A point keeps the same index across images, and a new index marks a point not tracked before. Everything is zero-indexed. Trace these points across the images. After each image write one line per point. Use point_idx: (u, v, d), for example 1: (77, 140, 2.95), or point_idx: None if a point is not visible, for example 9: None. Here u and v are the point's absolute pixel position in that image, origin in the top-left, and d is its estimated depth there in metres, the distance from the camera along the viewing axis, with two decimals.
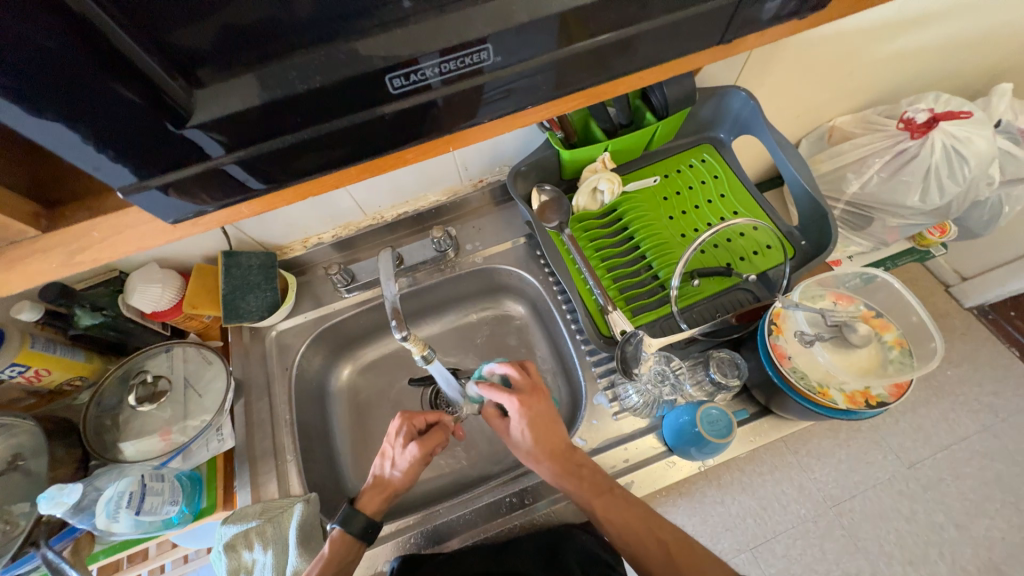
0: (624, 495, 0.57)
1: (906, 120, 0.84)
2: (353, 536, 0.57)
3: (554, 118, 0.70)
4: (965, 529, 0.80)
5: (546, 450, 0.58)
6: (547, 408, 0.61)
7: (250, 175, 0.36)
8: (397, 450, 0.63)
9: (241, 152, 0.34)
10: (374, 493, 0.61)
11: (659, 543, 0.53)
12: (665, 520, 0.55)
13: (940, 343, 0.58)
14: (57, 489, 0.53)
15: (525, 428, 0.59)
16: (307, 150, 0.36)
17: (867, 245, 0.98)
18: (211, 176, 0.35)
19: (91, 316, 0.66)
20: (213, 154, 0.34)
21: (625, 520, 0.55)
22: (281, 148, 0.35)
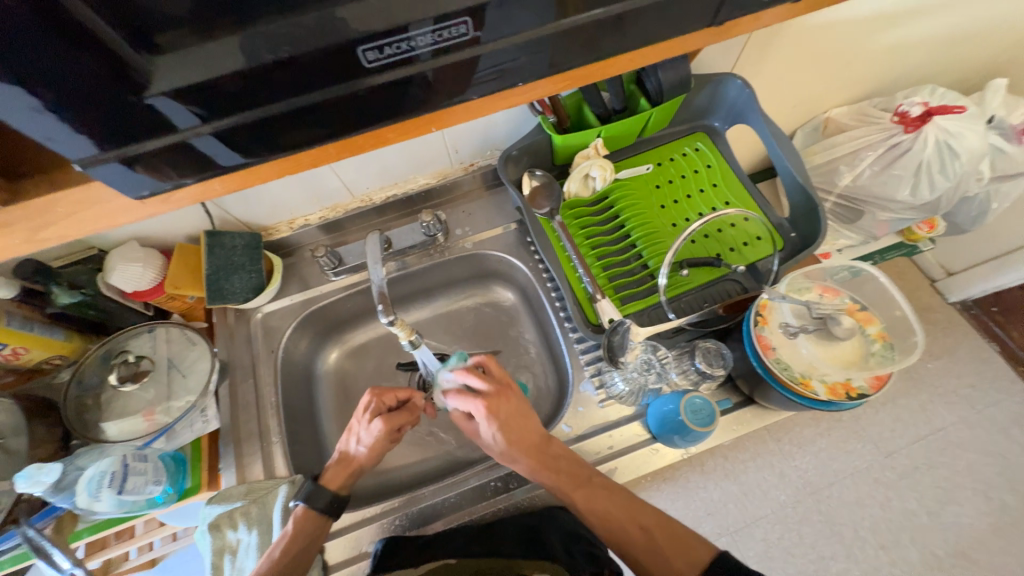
0: (603, 483, 0.58)
1: (900, 113, 0.84)
2: (316, 512, 0.58)
3: (547, 101, 0.68)
4: (936, 515, 0.82)
5: (519, 448, 0.59)
6: (516, 404, 0.61)
7: (223, 148, 0.35)
8: (364, 427, 0.63)
9: (214, 125, 0.33)
10: (338, 469, 0.62)
11: (639, 529, 0.55)
12: (645, 504, 0.56)
13: (921, 337, 0.58)
14: (34, 468, 0.53)
15: (496, 430, 0.59)
16: (286, 125, 0.35)
17: (856, 238, 0.98)
18: (185, 148, 0.34)
19: (69, 294, 0.65)
20: (183, 126, 0.33)
21: (604, 506, 0.56)
22: (259, 120, 0.34)
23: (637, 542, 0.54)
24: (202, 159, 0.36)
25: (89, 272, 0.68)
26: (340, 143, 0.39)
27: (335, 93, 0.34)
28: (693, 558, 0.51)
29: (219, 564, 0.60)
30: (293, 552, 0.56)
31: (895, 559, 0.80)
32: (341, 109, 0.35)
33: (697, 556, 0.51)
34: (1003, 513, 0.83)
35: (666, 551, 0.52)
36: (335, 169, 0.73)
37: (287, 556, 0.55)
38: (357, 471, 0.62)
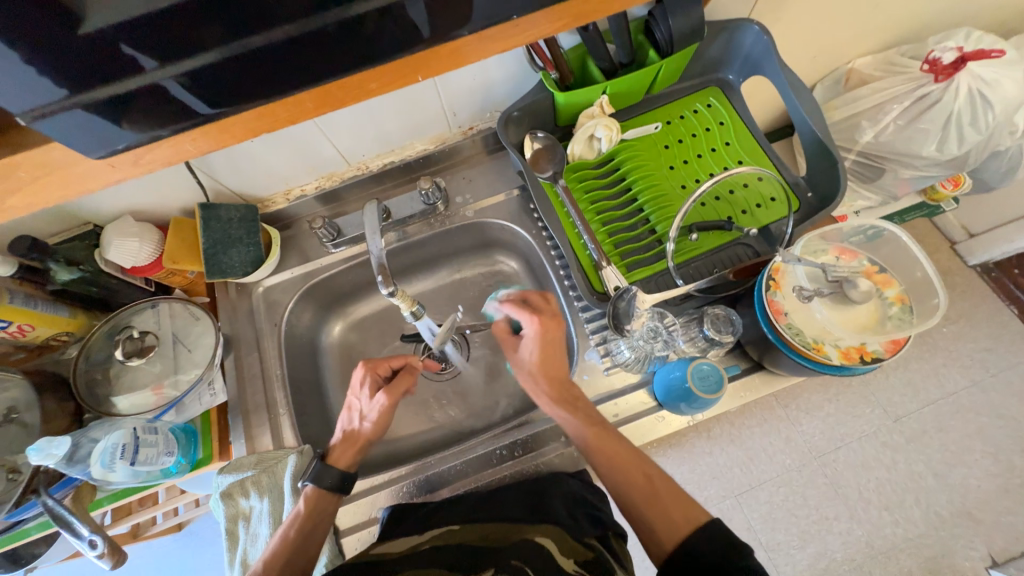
0: (616, 433, 0.58)
1: (931, 61, 0.77)
2: (325, 488, 0.58)
3: (548, 55, 0.62)
4: (943, 478, 0.82)
5: (544, 372, 0.62)
6: (559, 337, 0.63)
7: (191, 93, 0.35)
8: (365, 399, 0.63)
9: (179, 67, 0.32)
10: (345, 448, 0.61)
11: (643, 476, 0.54)
12: (653, 461, 0.56)
13: (942, 300, 0.56)
14: (46, 441, 0.54)
15: (535, 349, 0.62)
16: (258, 68, 0.34)
17: (877, 199, 0.93)
18: (155, 94, 0.34)
19: (67, 271, 0.64)
20: (145, 67, 0.32)
21: (614, 449, 0.56)
22: (229, 59, 0.33)
23: (637, 491, 0.53)
24: (169, 102, 0.35)
25: (86, 248, 0.67)
26: (314, 91, 0.38)
27: (302, 29, 0.32)
28: (691, 515, 0.50)
29: (233, 529, 0.63)
30: (306, 530, 0.55)
31: (899, 520, 0.80)
32: (314, 52, 0.34)
33: (694, 515, 0.50)
34: (1012, 475, 0.82)
35: (668, 504, 0.52)
36: (327, 135, 0.70)
37: (300, 535, 0.55)
38: (363, 447, 0.62)
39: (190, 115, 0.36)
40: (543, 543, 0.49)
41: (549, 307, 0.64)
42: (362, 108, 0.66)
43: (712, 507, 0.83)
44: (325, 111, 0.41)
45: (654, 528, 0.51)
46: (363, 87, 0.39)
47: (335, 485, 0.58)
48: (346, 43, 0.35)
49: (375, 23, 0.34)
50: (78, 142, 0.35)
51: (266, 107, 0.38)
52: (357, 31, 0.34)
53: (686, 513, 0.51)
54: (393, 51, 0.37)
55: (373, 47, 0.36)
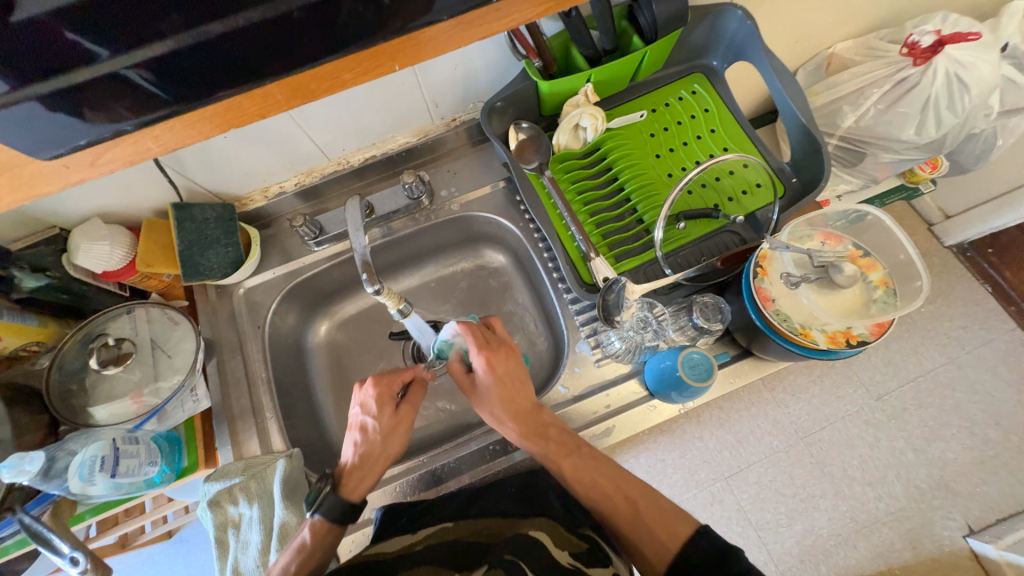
0: (591, 453, 0.57)
1: (909, 45, 0.78)
2: (334, 522, 0.54)
3: (531, 42, 0.61)
4: (922, 452, 0.85)
5: (506, 408, 0.58)
6: (515, 364, 0.59)
7: (153, 85, 0.33)
8: (384, 422, 0.59)
9: (130, 59, 0.31)
10: (358, 478, 0.58)
11: (627, 501, 0.54)
12: (631, 476, 0.56)
13: (925, 282, 0.57)
14: (18, 457, 0.52)
15: (493, 385, 0.58)
16: (219, 55, 0.33)
17: (856, 183, 0.95)
18: (110, 87, 0.32)
19: (33, 278, 0.61)
20: (98, 57, 0.30)
21: (593, 478, 0.55)
22: (186, 48, 0.31)
23: (624, 515, 0.53)
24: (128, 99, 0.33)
25: (53, 253, 0.64)
26: (284, 82, 0.37)
27: (269, 13, 0.31)
28: (678, 529, 0.51)
29: (223, 538, 0.62)
30: (310, 567, 0.51)
31: (881, 494, 0.83)
32: (283, 41, 0.33)
33: (679, 529, 0.51)
34: (987, 447, 0.85)
35: (652, 520, 0.52)
36: (303, 129, 0.67)
37: (303, 565, 0.51)
38: (375, 473, 0.59)
39: (151, 108, 0.35)
40: (537, 536, 0.49)
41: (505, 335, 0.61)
42: (339, 99, 0.64)
43: (702, 490, 0.84)
44: (300, 104, 0.39)
45: (645, 550, 0.51)
46: (338, 77, 0.37)
47: (343, 522, 0.55)
48: (317, 30, 0.33)
49: (347, 13, 0.33)
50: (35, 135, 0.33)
51: (232, 98, 0.37)
52: (327, 17, 0.32)
53: (669, 527, 0.51)
54: (367, 37, 0.35)
55: (344, 34, 0.34)
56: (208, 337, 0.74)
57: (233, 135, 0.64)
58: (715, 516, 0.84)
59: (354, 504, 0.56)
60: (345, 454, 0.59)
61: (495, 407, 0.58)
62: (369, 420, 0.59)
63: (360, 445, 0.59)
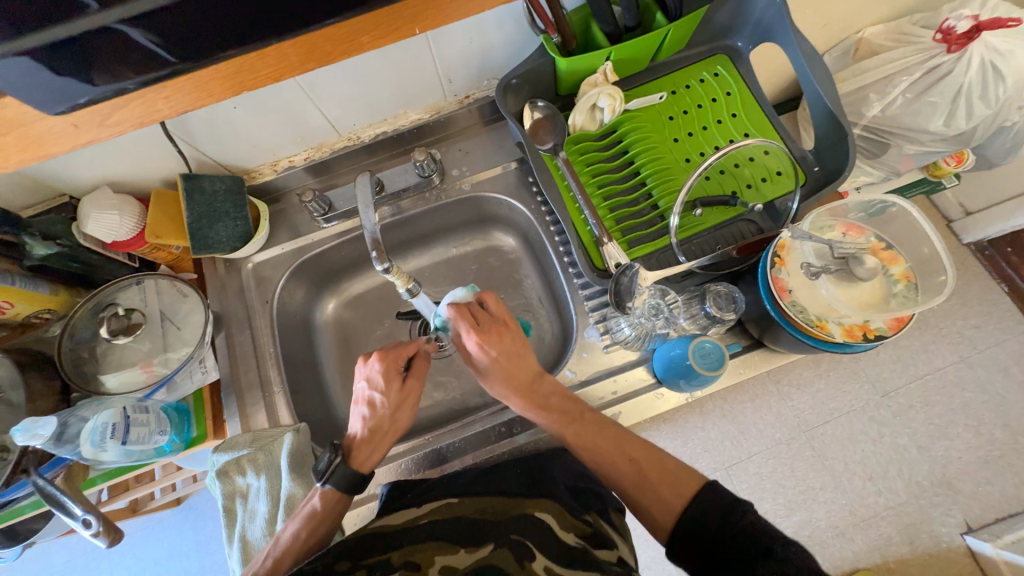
0: (595, 418, 0.57)
1: (945, 30, 0.75)
2: (348, 491, 0.56)
3: (551, 17, 0.59)
4: (925, 450, 0.84)
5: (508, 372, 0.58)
6: (514, 342, 0.58)
7: (151, 38, 0.33)
8: (391, 396, 0.59)
9: (121, 12, 0.30)
10: (369, 449, 0.58)
11: (631, 461, 0.54)
12: (636, 440, 0.56)
13: (951, 276, 0.55)
14: (31, 421, 0.52)
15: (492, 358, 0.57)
16: (217, 7, 0.32)
17: (877, 175, 0.91)
18: (111, 39, 0.32)
19: (44, 246, 0.61)
20: (90, 8, 0.30)
21: (595, 439, 0.56)
22: (182, 3, 0.31)
23: (627, 475, 0.54)
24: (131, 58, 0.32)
25: (64, 221, 0.63)
26: (297, 41, 0.38)
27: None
28: (682, 488, 0.51)
29: (231, 506, 0.63)
30: (321, 533, 0.54)
31: (881, 489, 0.82)
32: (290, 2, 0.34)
33: (684, 488, 0.51)
34: (992, 447, 0.84)
35: (657, 480, 0.52)
36: (313, 101, 0.66)
37: (314, 535, 0.53)
38: (387, 443, 0.60)
39: (154, 65, 0.35)
40: (543, 518, 0.50)
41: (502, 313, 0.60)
42: (350, 71, 0.62)
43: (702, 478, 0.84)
44: (313, 66, 0.41)
45: (649, 507, 0.51)
46: (355, 38, 0.40)
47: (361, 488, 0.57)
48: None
49: None
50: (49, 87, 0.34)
51: (243, 58, 0.38)
52: None
53: (673, 486, 0.51)
54: None
55: None
56: (216, 310, 0.74)
57: (242, 105, 0.62)
58: None
59: (364, 475, 0.57)
60: (353, 427, 0.59)
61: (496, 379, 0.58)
62: (377, 395, 0.59)
63: (367, 419, 0.59)
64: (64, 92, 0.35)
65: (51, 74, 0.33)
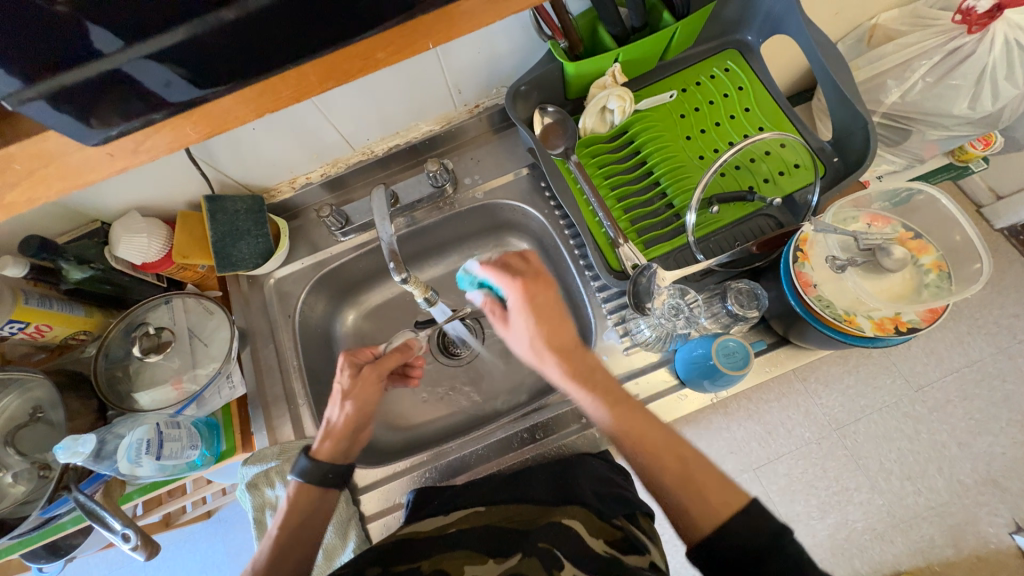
0: (639, 409, 0.49)
1: (964, 11, 0.71)
2: (313, 483, 0.55)
3: (557, 22, 0.60)
4: (967, 446, 0.80)
5: (551, 339, 0.51)
6: (551, 297, 0.53)
7: (171, 72, 0.34)
8: (347, 386, 0.59)
9: (143, 49, 0.32)
10: (326, 439, 0.58)
11: (677, 459, 0.46)
12: (682, 437, 0.48)
13: (987, 264, 0.53)
14: (72, 439, 0.55)
15: (526, 315, 0.52)
16: (238, 38, 0.34)
17: (900, 162, 0.88)
18: (136, 74, 0.34)
19: (79, 270, 0.64)
20: (112, 50, 0.32)
21: (642, 429, 0.48)
22: (200, 35, 0.33)
23: (667, 480, 0.46)
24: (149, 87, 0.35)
25: (97, 245, 0.66)
26: (316, 62, 0.37)
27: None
28: (730, 497, 0.43)
29: (262, 518, 0.64)
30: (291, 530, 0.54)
31: (922, 489, 0.79)
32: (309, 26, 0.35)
33: (732, 497, 0.44)
34: None
35: (705, 487, 0.44)
36: (328, 118, 0.67)
37: (287, 531, 0.54)
38: (349, 436, 0.58)
39: (180, 96, 0.36)
40: (571, 525, 0.49)
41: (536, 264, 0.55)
42: (362, 86, 0.63)
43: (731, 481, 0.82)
44: (332, 86, 0.39)
45: (689, 513, 0.44)
46: (372, 56, 0.38)
47: (317, 480, 0.55)
48: (334, 8, 0.34)
49: None
50: (85, 121, 0.35)
51: (267, 80, 0.37)
52: None
53: (721, 493, 0.44)
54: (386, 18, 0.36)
55: (368, 12, 0.35)
56: (241, 326, 0.76)
57: (260, 126, 0.64)
58: None
59: (329, 466, 0.56)
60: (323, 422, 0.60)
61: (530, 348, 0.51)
62: (336, 387, 0.60)
63: (332, 410, 0.59)
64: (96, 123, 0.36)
65: (85, 110, 0.34)
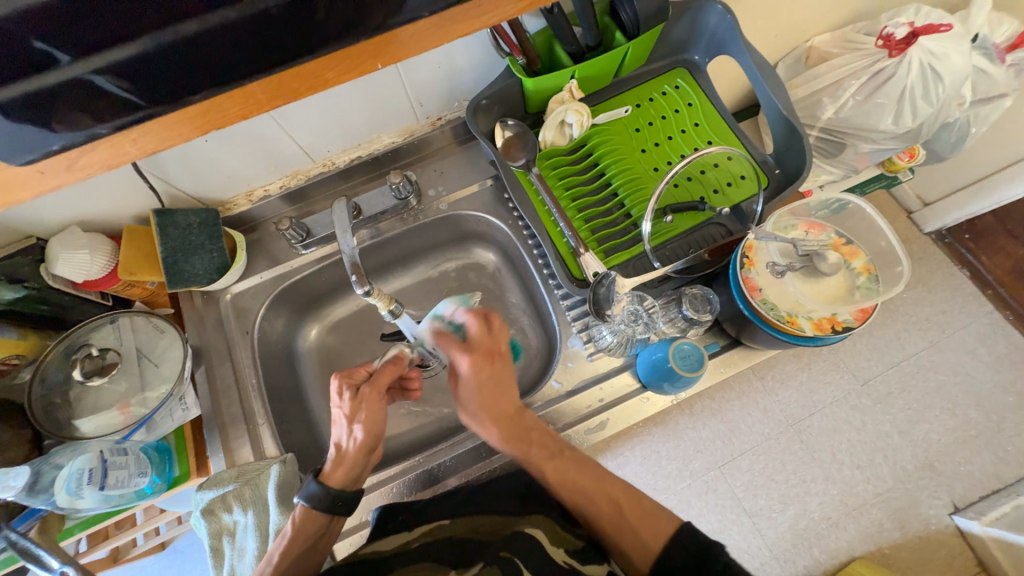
0: (575, 457, 0.56)
1: (885, 36, 0.79)
2: (321, 510, 0.54)
3: (514, 40, 0.61)
4: (907, 434, 0.87)
5: (490, 405, 0.56)
6: (501, 372, 0.57)
7: (122, 88, 0.33)
8: (349, 411, 0.57)
9: (92, 64, 0.31)
10: (335, 464, 0.56)
11: (610, 503, 0.53)
12: (615, 477, 0.55)
13: (905, 267, 0.58)
14: (2, 473, 0.52)
15: (473, 389, 0.56)
16: (192, 55, 0.33)
17: (838, 173, 0.96)
18: (78, 91, 0.32)
19: (11, 290, 0.60)
20: (59, 62, 0.30)
21: (574, 479, 0.54)
22: (151, 51, 0.32)
23: (602, 517, 0.52)
24: (90, 102, 0.33)
25: (31, 263, 0.62)
26: (265, 80, 0.37)
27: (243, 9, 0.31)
28: (660, 528, 0.50)
29: (219, 546, 0.61)
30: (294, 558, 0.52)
31: (869, 477, 0.84)
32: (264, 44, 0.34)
33: (660, 528, 0.50)
34: (968, 427, 0.87)
35: (635, 521, 0.51)
36: (287, 131, 0.66)
37: (289, 556, 0.52)
38: (360, 461, 0.57)
39: (126, 110, 0.35)
40: (534, 534, 0.49)
41: (493, 341, 0.58)
42: (322, 100, 0.63)
43: (697, 480, 0.85)
44: (282, 103, 0.39)
45: (625, 551, 0.50)
46: (322, 75, 0.38)
47: (327, 506, 0.54)
48: (289, 31, 0.34)
49: (324, 9, 0.33)
50: (19, 135, 0.33)
51: (210, 100, 0.37)
52: (304, 15, 0.33)
53: (648, 526, 0.50)
54: (345, 33, 0.36)
55: (324, 32, 0.35)
56: (195, 344, 0.73)
57: (215, 138, 0.63)
58: (710, 504, 0.85)
59: (340, 494, 0.55)
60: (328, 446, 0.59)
61: (479, 415, 0.56)
62: (336, 410, 0.58)
63: (340, 436, 0.57)
64: (33, 135, 0.33)
65: (19, 126, 0.32)
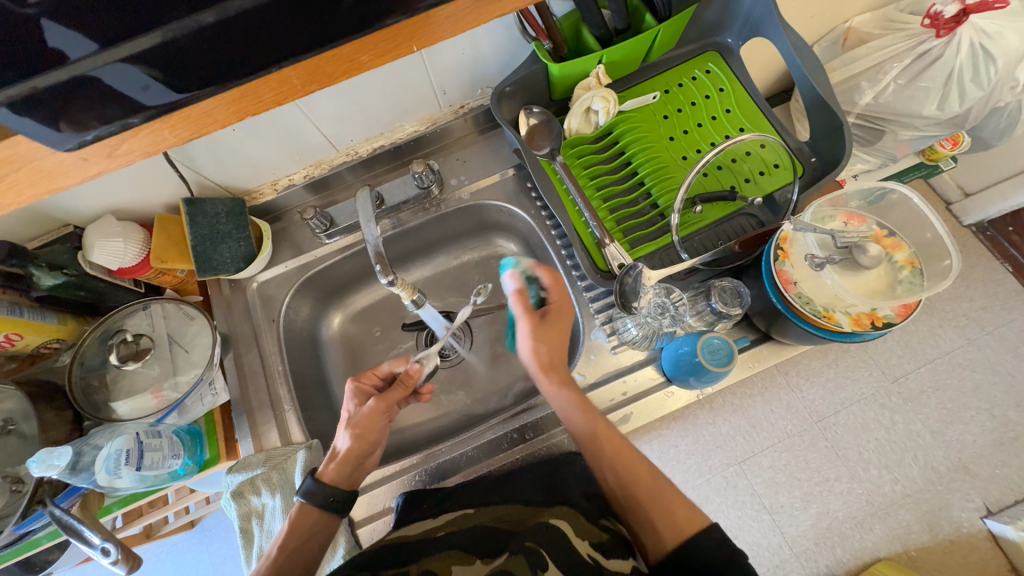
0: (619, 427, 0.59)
1: (932, 15, 0.74)
2: (315, 505, 0.55)
3: (541, 24, 0.60)
4: (940, 435, 0.83)
5: (549, 351, 0.61)
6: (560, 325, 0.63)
7: (150, 77, 0.32)
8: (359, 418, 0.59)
9: (118, 52, 0.30)
10: (330, 460, 0.58)
11: (649, 473, 0.55)
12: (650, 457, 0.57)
13: (955, 260, 0.55)
14: (46, 452, 0.53)
15: (539, 334, 0.62)
16: (220, 43, 0.32)
17: (873, 162, 0.92)
18: (109, 81, 0.32)
19: (51, 276, 0.61)
20: (88, 52, 0.30)
21: (621, 445, 0.57)
22: (174, 39, 0.31)
23: (638, 489, 0.54)
24: (123, 92, 0.33)
25: (69, 251, 0.64)
26: (300, 64, 0.36)
27: None
28: (693, 515, 0.51)
29: (248, 527, 0.63)
30: (289, 548, 0.54)
31: (898, 477, 0.82)
32: (290, 33, 0.34)
33: (695, 515, 0.51)
34: (1006, 429, 0.83)
35: (671, 502, 0.53)
36: (310, 119, 0.66)
37: (285, 550, 0.53)
38: (353, 463, 0.58)
39: (158, 100, 0.34)
40: (559, 525, 0.49)
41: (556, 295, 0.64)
42: (346, 89, 0.63)
43: (716, 475, 0.84)
44: (316, 88, 0.39)
45: (655, 524, 0.52)
46: (356, 59, 0.38)
47: (320, 504, 0.55)
48: (313, 17, 0.33)
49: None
50: (55, 127, 0.33)
51: (245, 85, 0.36)
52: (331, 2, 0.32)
53: (683, 507, 0.52)
54: (372, 20, 0.35)
55: (350, 20, 0.34)
56: (223, 331, 0.74)
57: (241, 128, 0.63)
58: (729, 500, 0.83)
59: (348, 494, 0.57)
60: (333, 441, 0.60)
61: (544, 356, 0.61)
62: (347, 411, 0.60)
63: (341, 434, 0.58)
64: (70, 125, 0.33)
65: (53, 116, 0.32)
